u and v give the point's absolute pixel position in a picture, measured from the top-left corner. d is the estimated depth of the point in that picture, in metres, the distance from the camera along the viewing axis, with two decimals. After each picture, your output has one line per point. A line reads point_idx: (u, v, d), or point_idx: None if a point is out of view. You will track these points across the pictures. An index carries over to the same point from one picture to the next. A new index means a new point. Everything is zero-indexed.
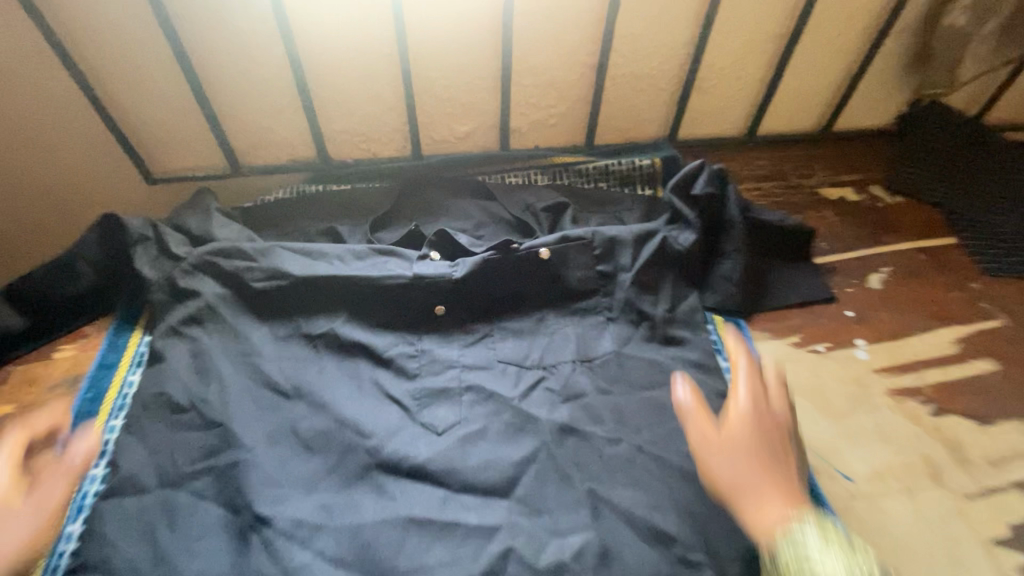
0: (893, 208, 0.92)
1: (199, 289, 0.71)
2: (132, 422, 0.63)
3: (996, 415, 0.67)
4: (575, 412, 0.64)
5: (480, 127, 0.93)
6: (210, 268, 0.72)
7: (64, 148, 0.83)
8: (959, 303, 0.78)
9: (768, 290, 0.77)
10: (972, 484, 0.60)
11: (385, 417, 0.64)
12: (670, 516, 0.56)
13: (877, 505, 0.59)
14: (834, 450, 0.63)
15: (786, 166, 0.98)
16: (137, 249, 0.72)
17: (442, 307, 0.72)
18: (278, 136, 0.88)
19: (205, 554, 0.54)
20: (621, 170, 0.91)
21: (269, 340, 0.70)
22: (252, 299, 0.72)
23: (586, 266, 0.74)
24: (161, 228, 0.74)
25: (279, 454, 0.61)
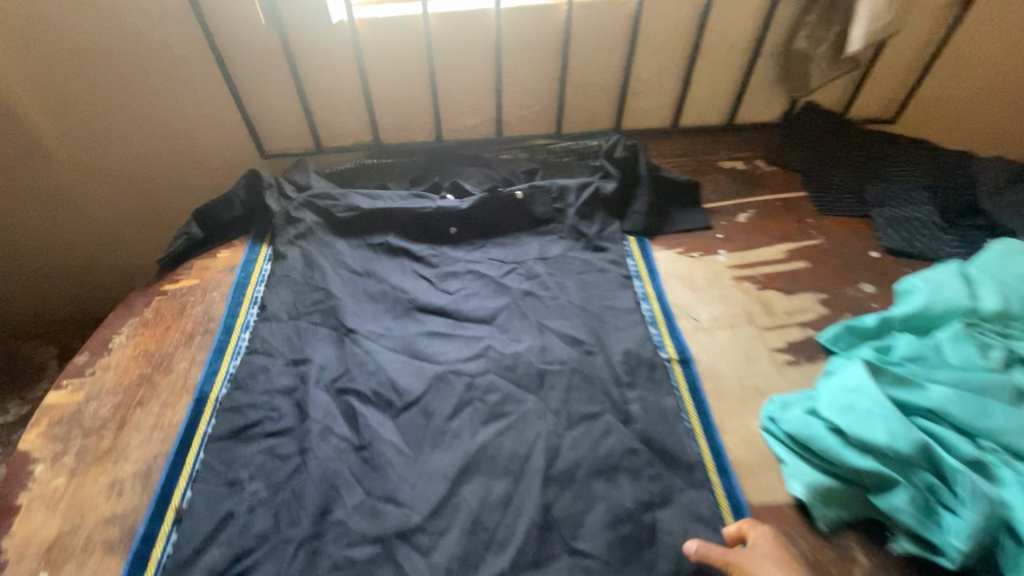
0: (767, 174, 1.33)
1: (304, 215, 1.15)
2: (271, 286, 1.06)
3: (799, 290, 1.05)
4: (534, 284, 1.06)
5: (482, 120, 1.37)
6: (311, 203, 1.16)
7: (214, 131, 1.28)
8: (795, 230, 1.18)
9: (666, 221, 1.18)
10: (771, 322, 1.00)
11: (419, 285, 1.06)
12: (582, 331, 0.98)
13: (711, 332, 0.99)
14: (690, 306, 1.03)
15: (697, 147, 1.40)
16: (269, 190, 1.17)
17: (455, 228, 1.15)
18: (348, 125, 1.33)
19: (320, 345, 0.97)
20: (579, 148, 1.34)
21: (347, 246, 1.13)
22: (336, 222, 1.15)
23: (546, 203, 1.16)
24: (281, 179, 1.19)
25: (358, 302, 1.04)
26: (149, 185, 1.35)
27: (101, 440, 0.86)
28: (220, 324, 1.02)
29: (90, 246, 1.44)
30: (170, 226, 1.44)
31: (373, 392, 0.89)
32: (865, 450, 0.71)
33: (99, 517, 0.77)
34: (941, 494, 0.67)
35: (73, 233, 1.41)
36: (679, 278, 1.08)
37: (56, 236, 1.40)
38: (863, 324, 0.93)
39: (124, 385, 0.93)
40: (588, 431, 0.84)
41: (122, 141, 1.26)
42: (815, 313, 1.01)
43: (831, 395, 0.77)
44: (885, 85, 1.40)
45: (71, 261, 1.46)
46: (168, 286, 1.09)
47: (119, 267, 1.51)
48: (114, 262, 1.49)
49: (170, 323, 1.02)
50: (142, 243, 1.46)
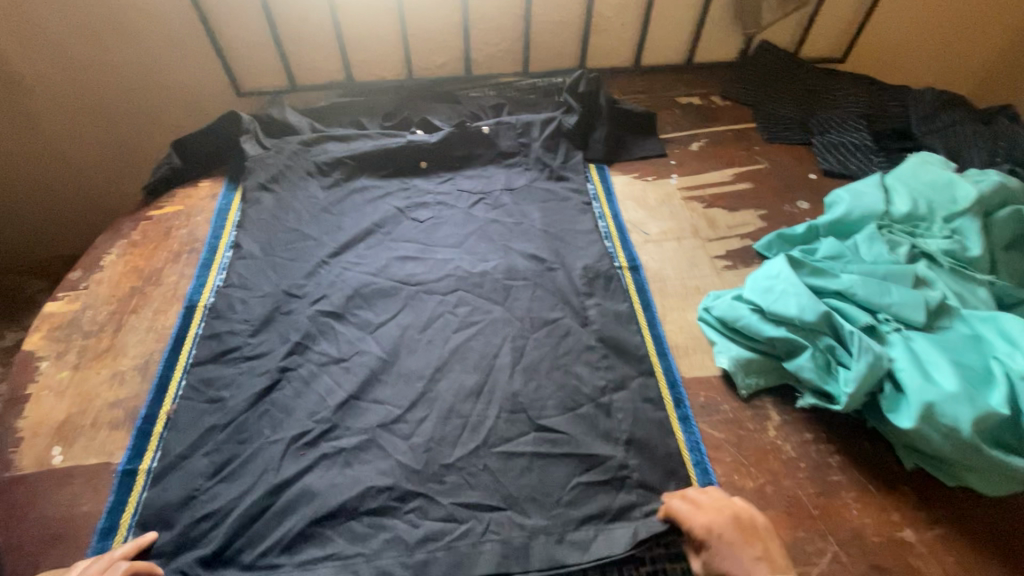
0: (720, 107, 1.41)
1: (277, 154, 1.17)
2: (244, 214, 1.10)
3: (741, 207, 1.15)
4: (499, 213, 1.12)
5: (451, 58, 1.42)
6: (286, 144, 1.19)
7: (191, 70, 1.32)
8: (741, 157, 1.27)
9: (624, 152, 1.26)
10: (714, 235, 1.10)
11: (386, 210, 1.12)
12: (543, 249, 1.04)
13: (660, 243, 1.09)
14: (642, 222, 1.12)
15: (657, 85, 1.47)
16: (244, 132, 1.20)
17: (425, 163, 1.21)
18: (321, 64, 1.38)
19: (298, 263, 1.03)
20: (544, 85, 1.38)
21: (317, 185, 1.16)
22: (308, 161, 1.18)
23: (512, 138, 1.22)
24: (253, 119, 1.21)
25: (331, 227, 1.09)
26: (124, 118, 1.37)
27: (100, 340, 0.94)
28: (204, 244, 1.08)
29: (63, 181, 1.46)
30: (145, 162, 1.47)
31: (350, 294, 0.98)
32: (779, 323, 0.83)
33: (104, 402, 0.86)
34: (838, 354, 0.79)
35: (47, 168, 1.43)
36: (634, 200, 1.17)
37: (30, 170, 1.42)
38: (794, 233, 1.04)
39: (118, 295, 1.00)
40: (549, 329, 0.93)
41: (95, 73, 1.28)
42: (754, 226, 1.11)
43: (755, 282, 0.88)
44: (832, 26, 1.48)
45: (46, 196, 1.48)
46: (153, 212, 1.15)
47: (95, 204, 1.53)
48: (90, 199, 1.51)
49: (157, 243, 1.09)
50: (117, 179, 1.49)
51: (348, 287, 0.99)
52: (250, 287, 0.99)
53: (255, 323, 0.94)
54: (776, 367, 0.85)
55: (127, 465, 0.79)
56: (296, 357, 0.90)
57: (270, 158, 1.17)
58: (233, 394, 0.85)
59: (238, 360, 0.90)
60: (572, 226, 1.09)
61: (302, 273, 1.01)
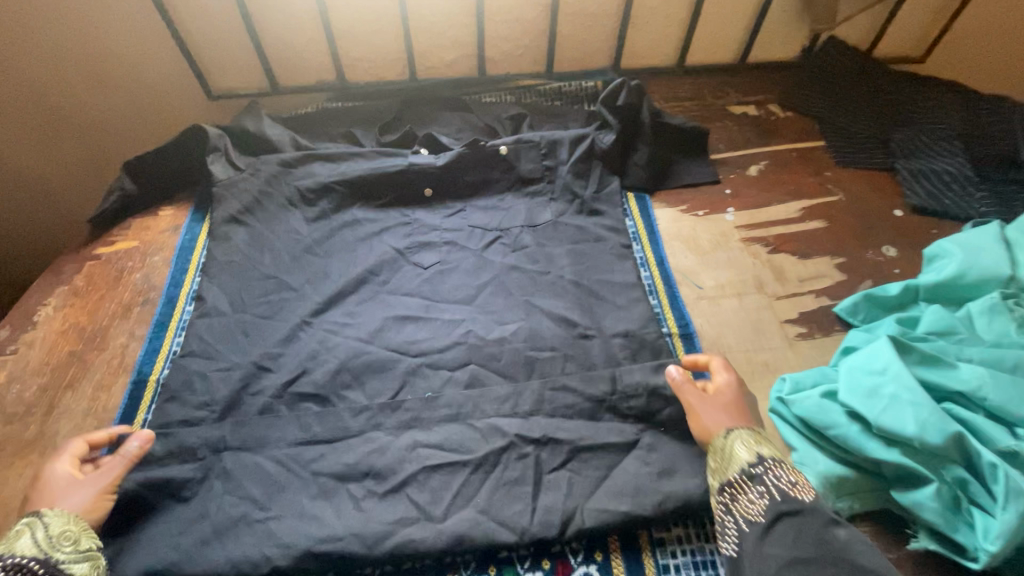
0: (780, 119, 1.19)
1: (250, 178, 0.97)
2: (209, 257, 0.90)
3: (814, 252, 0.95)
4: (520, 259, 0.92)
5: (461, 56, 1.20)
6: (261, 165, 0.98)
7: (150, 69, 1.10)
8: (810, 186, 1.05)
9: (668, 178, 1.05)
10: (783, 290, 0.90)
11: (382, 252, 0.92)
12: (575, 310, 0.85)
13: (716, 301, 0.89)
14: (693, 271, 0.92)
15: (704, 90, 1.24)
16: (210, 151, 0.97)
17: (430, 190, 1.00)
18: (306, 61, 1.15)
19: (272, 324, 0.84)
20: (571, 90, 1.16)
21: (300, 219, 0.95)
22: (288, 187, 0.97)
23: (535, 160, 1.00)
24: (221, 133, 0.99)
25: (315, 274, 0.90)
26: (72, 125, 1.13)
27: (26, 427, 0.75)
28: (161, 294, 0.89)
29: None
30: (97, 180, 1.22)
31: (336, 366, 0.79)
32: (889, 442, 0.64)
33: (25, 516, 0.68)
34: (972, 490, 0.60)
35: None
36: (682, 242, 0.96)
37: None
38: (886, 295, 0.83)
39: (53, 364, 0.81)
40: (582, 419, 0.74)
41: (27, 73, 1.04)
42: (831, 279, 0.91)
43: (853, 377, 0.69)
44: (915, 20, 1.24)
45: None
46: (103, 249, 0.95)
47: (38, 231, 1.27)
48: (32, 225, 1.25)
49: (104, 292, 0.90)
50: (63, 201, 1.23)
51: (334, 357, 0.80)
52: (212, 356, 0.80)
53: (218, 407, 0.75)
54: (877, 491, 0.66)
55: None
56: (267, 455, 0.71)
57: (242, 182, 0.96)
58: (183, 510, 0.67)
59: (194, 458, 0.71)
60: (609, 277, 0.89)
61: (278, 337, 0.82)
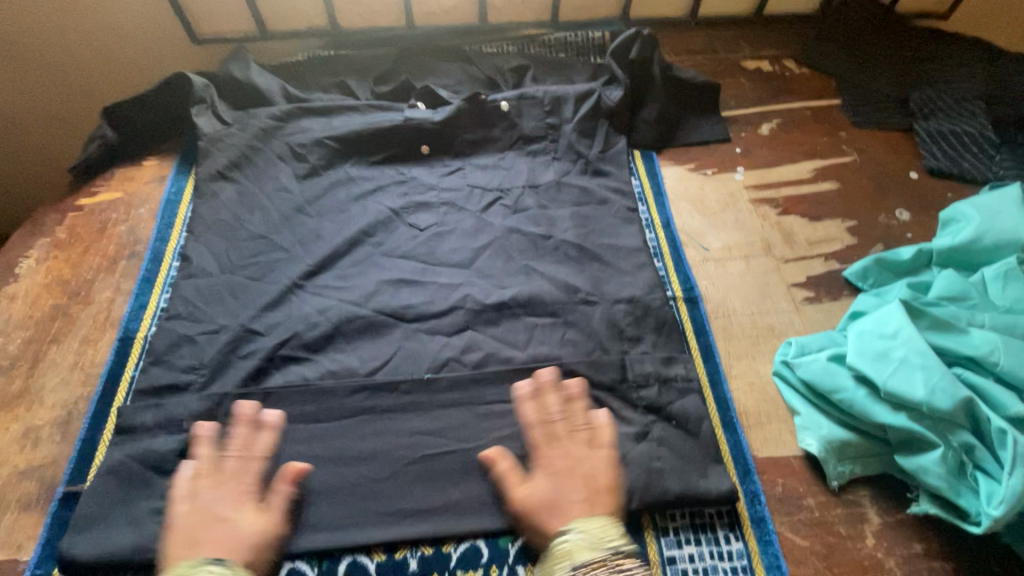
0: (796, 76, 1.13)
1: (237, 130, 0.91)
2: (194, 215, 0.86)
3: (826, 216, 0.92)
4: (521, 221, 0.87)
5: (462, 2, 1.13)
6: (248, 118, 0.93)
7: (131, 10, 1.03)
8: (824, 147, 1.01)
9: (677, 136, 1.00)
10: (792, 253, 0.87)
11: (375, 212, 0.88)
12: (577, 275, 0.82)
13: (722, 264, 0.86)
14: (700, 233, 0.89)
15: (717, 44, 1.18)
16: (198, 105, 0.92)
17: (426, 147, 0.94)
18: (297, 5, 1.08)
19: (263, 284, 0.81)
20: (577, 41, 1.10)
21: (292, 177, 0.90)
22: (277, 139, 0.92)
23: (538, 117, 0.95)
24: (210, 84, 0.93)
25: (304, 235, 0.86)
26: (50, 69, 1.08)
27: (11, 380, 0.74)
28: (147, 248, 0.86)
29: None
30: (79, 130, 1.18)
31: (329, 326, 0.77)
32: (895, 405, 0.63)
33: (13, 470, 0.67)
34: (978, 456, 0.59)
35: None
36: (689, 202, 0.93)
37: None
38: (898, 259, 0.81)
39: (36, 318, 0.79)
40: (582, 381, 0.72)
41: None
42: (841, 244, 0.88)
43: (862, 342, 0.67)
44: None
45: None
46: (84, 201, 0.91)
47: (30, 181, 1.25)
48: (18, 173, 1.23)
49: (88, 244, 0.86)
50: (48, 150, 1.20)
51: (326, 319, 0.78)
52: (200, 318, 0.77)
53: (208, 366, 0.73)
54: (878, 454, 0.66)
55: (37, 568, 0.61)
56: None
57: (230, 136, 0.91)
58: (172, 485, 0.65)
59: (182, 417, 0.69)
60: (610, 241, 0.85)
61: (268, 295, 0.79)
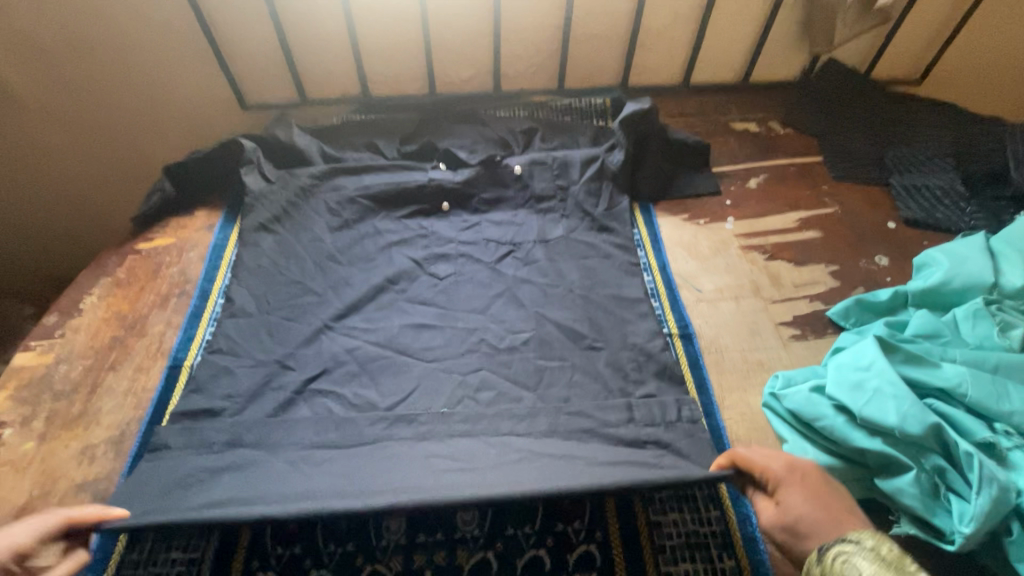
0: (781, 137, 1.25)
1: (279, 187, 1.04)
2: (240, 259, 0.97)
3: (810, 261, 1.00)
4: (531, 273, 0.97)
5: (478, 72, 1.27)
6: (289, 176, 1.05)
7: (192, 82, 1.19)
8: (807, 198, 1.11)
9: (671, 189, 1.11)
10: (779, 294, 0.95)
11: (399, 261, 0.99)
12: (580, 322, 0.90)
13: (714, 303, 0.94)
14: (693, 276, 0.98)
15: (708, 108, 1.31)
16: (247, 168, 1.05)
17: (447, 203, 1.06)
18: (333, 75, 1.24)
19: (299, 323, 0.90)
20: (581, 106, 1.24)
21: (327, 229, 1.01)
22: (314, 194, 1.04)
23: (547, 179, 1.07)
24: (260, 152, 1.06)
25: (336, 281, 0.96)
26: (119, 131, 1.23)
27: (72, 403, 0.82)
28: (196, 287, 0.97)
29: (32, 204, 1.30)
30: (127, 191, 1.33)
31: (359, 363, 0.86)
32: (872, 431, 0.69)
33: (70, 483, 0.75)
34: (949, 478, 0.65)
35: (15, 188, 1.27)
36: (683, 247, 1.02)
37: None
38: (876, 300, 0.89)
39: (97, 348, 0.88)
40: (585, 410, 0.79)
41: (83, 84, 1.15)
42: (825, 286, 0.96)
43: (840, 373, 0.73)
44: (910, 46, 1.30)
45: (17, 218, 1.33)
46: (143, 245, 1.03)
47: (87, 231, 1.38)
48: (63, 227, 1.36)
49: (144, 283, 0.97)
50: (98, 207, 1.35)
51: (354, 357, 0.87)
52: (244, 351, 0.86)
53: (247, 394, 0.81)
54: (861, 479, 0.70)
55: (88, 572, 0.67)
56: (291, 442, 0.76)
57: (273, 193, 1.03)
58: None
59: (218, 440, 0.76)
60: (612, 287, 0.94)
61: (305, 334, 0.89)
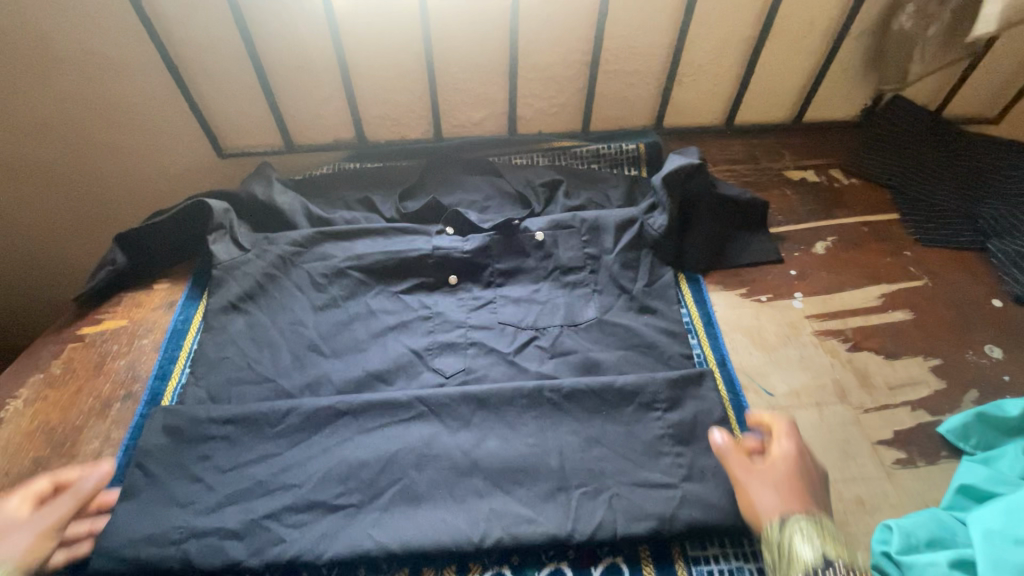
0: (846, 188, 1.06)
1: (251, 259, 0.85)
2: (199, 355, 0.78)
3: (904, 352, 0.81)
4: (559, 367, 0.79)
5: (491, 114, 1.10)
6: (264, 244, 0.87)
7: (161, 129, 1.03)
8: (887, 267, 0.92)
9: (725, 257, 0.92)
10: (872, 400, 0.76)
11: (395, 350, 0.81)
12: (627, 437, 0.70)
13: (791, 412, 0.75)
14: (761, 373, 0.79)
15: (756, 152, 1.13)
16: (213, 235, 0.86)
17: (454, 277, 0.87)
18: (323, 118, 1.07)
19: (255, 438, 0.69)
20: (611, 153, 1.06)
21: (309, 310, 0.83)
22: (292, 266, 0.86)
23: (575, 247, 0.88)
24: (232, 216, 0.88)
25: (316, 379, 0.78)
26: (78, 181, 1.07)
27: None
28: (145, 388, 0.78)
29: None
30: (90, 250, 1.18)
31: (335, 497, 0.65)
32: None
33: None
34: None
35: None
36: (744, 333, 0.84)
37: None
38: (1004, 416, 0.69)
39: (13, 474, 0.70)
40: None
41: (32, 133, 0.99)
42: (928, 388, 0.77)
43: (990, 545, 0.54)
44: (991, 79, 1.12)
45: None
46: (87, 329, 0.85)
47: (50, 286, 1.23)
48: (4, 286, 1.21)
49: (83, 382, 0.79)
50: (52, 269, 1.20)
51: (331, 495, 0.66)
52: (180, 493, 0.65)
53: (190, 540, 0.62)
54: None
55: None
56: None
57: (246, 264, 0.85)
58: None
59: (177, 532, 0.62)
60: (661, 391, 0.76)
61: (264, 456, 0.68)
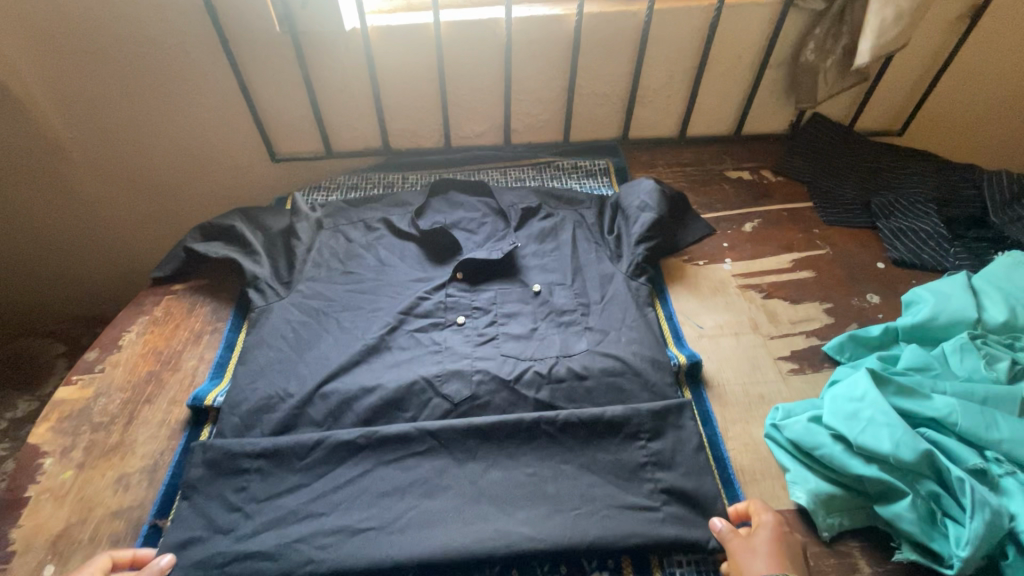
0: (774, 183, 1.34)
1: (285, 300, 1.00)
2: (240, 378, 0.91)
3: (805, 299, 1.06)
4: (554, 393, 0.89)
5: (489, 127, 1.39)
6: (295, 293, 1.01)
7: (231, 138, 1.31)
8: (798, 241, 1.18)
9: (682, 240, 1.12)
10: (776, 330, 1.01)
11: (409, 373, 0.91)
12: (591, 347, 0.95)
13: (715, 339, 1.00)
14: (695, 313, 1.04)
15: (703, 158, 1.42)
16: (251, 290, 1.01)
17: (461, 317, 1.00)
18: (358, 130, 1.35)
19: (318, 349, 0.95)
20: (585, 166, 1.35)
21: (336, 337, 0.96)
22: (320, 307, 1.00)
23: (566, 295, 1.02)
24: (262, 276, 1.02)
25: (339, 403, 0.88)
26: (163, 177, 1.36)
27: (110, 434, 0.87)
28: (227, 324, 1.03)
29: (71, 240, 1.46)
30: (168, 233, 1.48)
31: (359, 522, 0.76)
32: (867, 458, 0.73)
33: (106, 511, 0.79)
34: (944, 503, 0.69)
35: (72, 225, 1.42)
36: (684, 286, 1.09)
37: (28, 222, 1.39)
38: (869, 334, 0.93)
39: (133, 381, 0.94)
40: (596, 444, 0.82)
41: (133, 140, 1.28)
42: (820, 322, 1.01)
43: (836, 404, 0.78)
44: (891, 101, 1.40)
45: (70, 250, 1.48)
46: (179, 284, 1.11)
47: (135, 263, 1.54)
48: (94, 259, 1.51)
49: (179, 321, 1.04)
50: (138, 249, 1.51)
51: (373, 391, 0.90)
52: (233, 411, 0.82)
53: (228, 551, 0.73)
54: (861, 507, 0.74)
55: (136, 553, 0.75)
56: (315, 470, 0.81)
57: (279, 309, 0.99)
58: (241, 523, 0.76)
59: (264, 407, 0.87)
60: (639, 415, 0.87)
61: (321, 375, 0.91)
